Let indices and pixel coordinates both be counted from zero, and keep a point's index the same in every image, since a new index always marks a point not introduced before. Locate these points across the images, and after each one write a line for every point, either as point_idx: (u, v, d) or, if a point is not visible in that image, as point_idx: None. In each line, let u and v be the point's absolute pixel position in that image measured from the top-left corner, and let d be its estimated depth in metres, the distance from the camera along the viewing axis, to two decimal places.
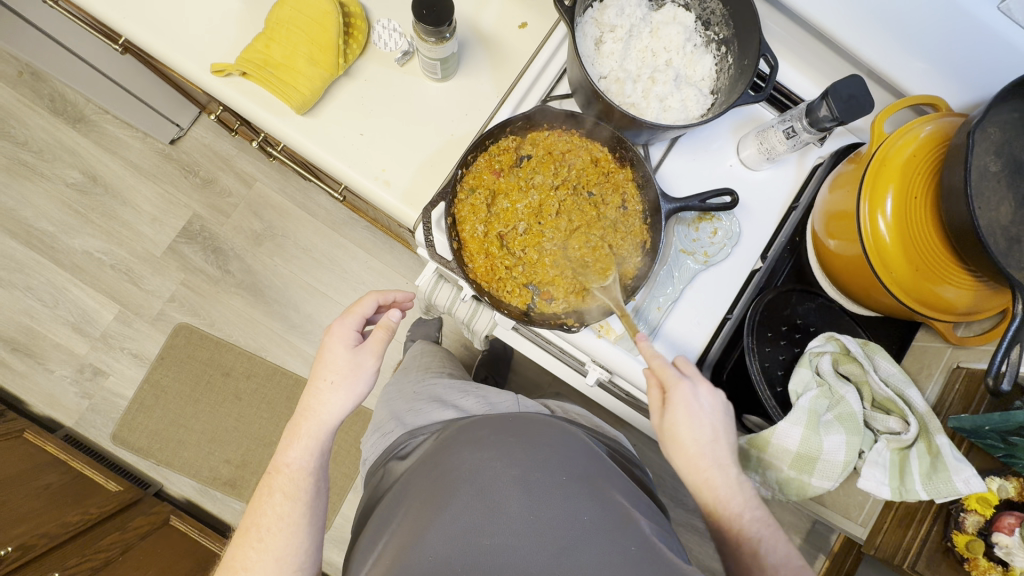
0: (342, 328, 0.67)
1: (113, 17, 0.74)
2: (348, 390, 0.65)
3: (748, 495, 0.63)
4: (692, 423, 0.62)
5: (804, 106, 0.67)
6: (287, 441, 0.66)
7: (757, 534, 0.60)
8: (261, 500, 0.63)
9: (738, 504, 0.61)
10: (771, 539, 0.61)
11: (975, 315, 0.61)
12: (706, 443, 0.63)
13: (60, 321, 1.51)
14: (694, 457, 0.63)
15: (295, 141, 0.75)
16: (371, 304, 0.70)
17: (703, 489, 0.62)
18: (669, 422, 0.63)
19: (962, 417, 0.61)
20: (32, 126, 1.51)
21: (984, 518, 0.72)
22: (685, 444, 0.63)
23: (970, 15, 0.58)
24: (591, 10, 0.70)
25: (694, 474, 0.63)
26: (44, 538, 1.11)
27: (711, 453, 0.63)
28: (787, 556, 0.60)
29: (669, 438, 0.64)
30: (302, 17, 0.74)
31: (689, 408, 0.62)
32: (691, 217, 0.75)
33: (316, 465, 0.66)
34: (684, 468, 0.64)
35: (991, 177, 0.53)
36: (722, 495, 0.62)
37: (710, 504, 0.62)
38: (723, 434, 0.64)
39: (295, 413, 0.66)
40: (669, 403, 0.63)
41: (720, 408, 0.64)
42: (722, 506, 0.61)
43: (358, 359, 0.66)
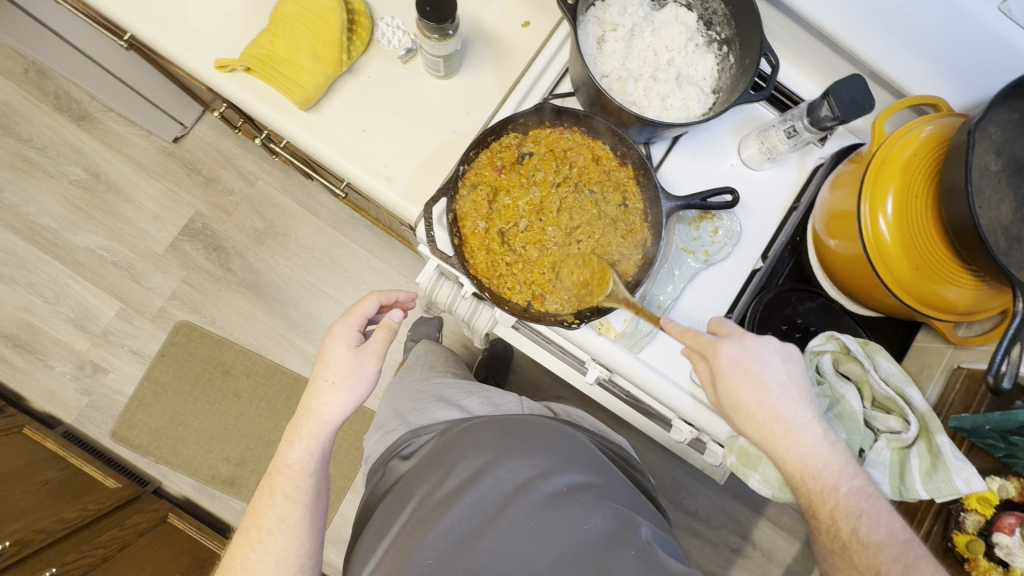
0: (343, 329, 0.66)
1: (118, 13, 0.75)
2: (348, 391, 0.63)
3: (841, 456, 0.59)
4: (750, 385, 0.60)
5: (805, 106, 0.67)
6: (288, 441, 0.65)
7: (854, 505, 0.56)
8: (261, 500, 0.63)
9: (831, 473, 0.57)
10: (872, 510, 0.56)
11: (976, 314, 0.61)
12: (773, 403, 0.59)
13: (61, 317, 1.51)
14: (766, 422, 0.59)
15: (298, 137, 0.75)
16: (374, 303, 0.69)
17: (788, 458, 0.58)
18: (725, 391, 0.61)
19: (962, 416, 0.63)
20: (37, 124, 1.52)
21: (985, 518, 0.67)
22: (753, 410, 0.60)
23: (970, 15, 0.59)
24: (594, 9, 0.71)
25: (774, 443, 0.59)
26: (43, 534, 1.11)
27: (786, 413, 0.59)
28: (892, 529, 0.56)
29: (733, 409, 0.61)
30: (305, 13, 0.74)
31: (741, 370, 0.60)
32: (691, 216, 0.75)
33: (316, 466, 0.64)
34: (759, 440, 0.60)
35: (991, 176, 0.54)
36: (809, 460, 0.58)
37: (801, 475, 0.58)
38: (793, 392, 0.60)
39: (296, 414, 0.65)
40: (719, 371, 0.61)
41: (782, 361, 0.61)
42: (812, 479, 0.57)
43: (358, 360, 0.64)
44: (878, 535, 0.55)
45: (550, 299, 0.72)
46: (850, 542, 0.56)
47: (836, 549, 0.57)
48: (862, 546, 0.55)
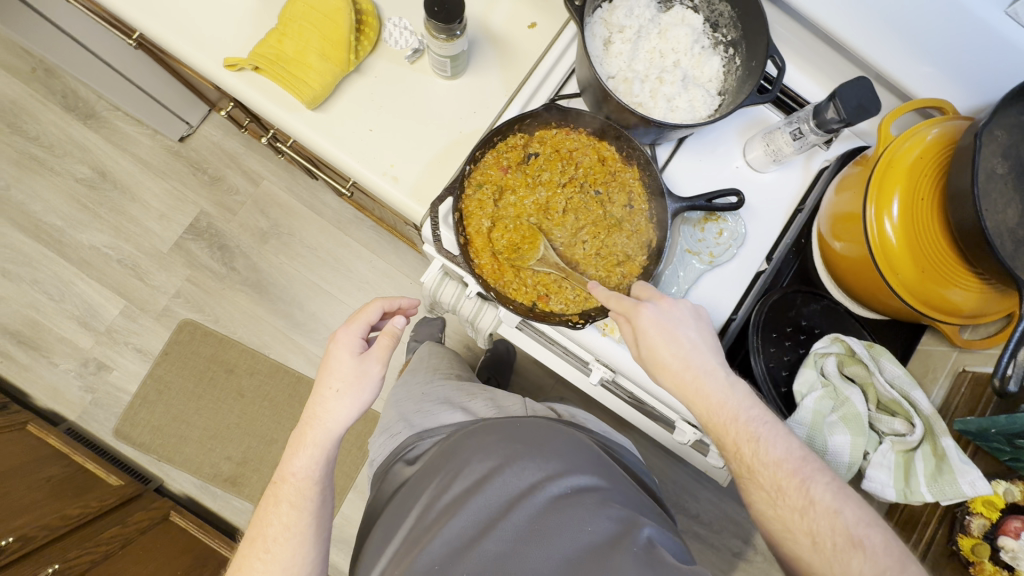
0: (347, 336, 0.66)
1: (128, 12, 0.75)
2: (353, 398, 0.64)
3: (743, 396, 0.59)
4: (665, 338, 0.60)
5: (811, 108, 0.67)
6: (293, 449, 0.64)
7: (756, 433, 0.57)
8: (266, 509, 0.63)
9: (732, 409, 0.58)
10: (775, 436, 0.57)
11: (982, 317, 0.61)
12: (685, 353, 0.60)
13: (65, 315, 1.52)
14: (682, 373, 0.60)
15: (305, 136, 0.76)
16: (377, 310, 0.68)
17: (699, 405, 0.59)
18: (646, 349, 0.61)
19: (967, 419, 0.63)
20: (44, 122, 1.53)
21: (990, 522, 0.66)
22: (666, 361, 0.60)
23: (977, 18, 0.59)
24: (600, 11, 0.72)
25: (682, 389, 0.60)
26: (46, 530, 1.11)
27: (695, 361, 0.60)
28: (791, 450, 0.56)
29: (651, 363, 0.62)
30: (314, 12, 0.74)
31: (658, 325, 0.61)
32: (697, 217, 0.75)
33: (320, 474, 0.64)
34: (675, 391, 0.61)
35: (998, 179, 0.54)
36: (716, 404, 0.58)
37: (707, 415, 0.59)
38: (701, 344, 0.61)
39: (301, 422, 0.65)
40: (636, 327, 0.61)
41: (689, 316, 0.62)
42: (717, 416, 0.58)
43: (362, 366, 0.64)
44: (776, 454, 0.56)
45: (555, 299, 0.73)
46: (754, 467, 0.56)
47: (742, 474, 0.58)
48: (762, 466, 0.56)
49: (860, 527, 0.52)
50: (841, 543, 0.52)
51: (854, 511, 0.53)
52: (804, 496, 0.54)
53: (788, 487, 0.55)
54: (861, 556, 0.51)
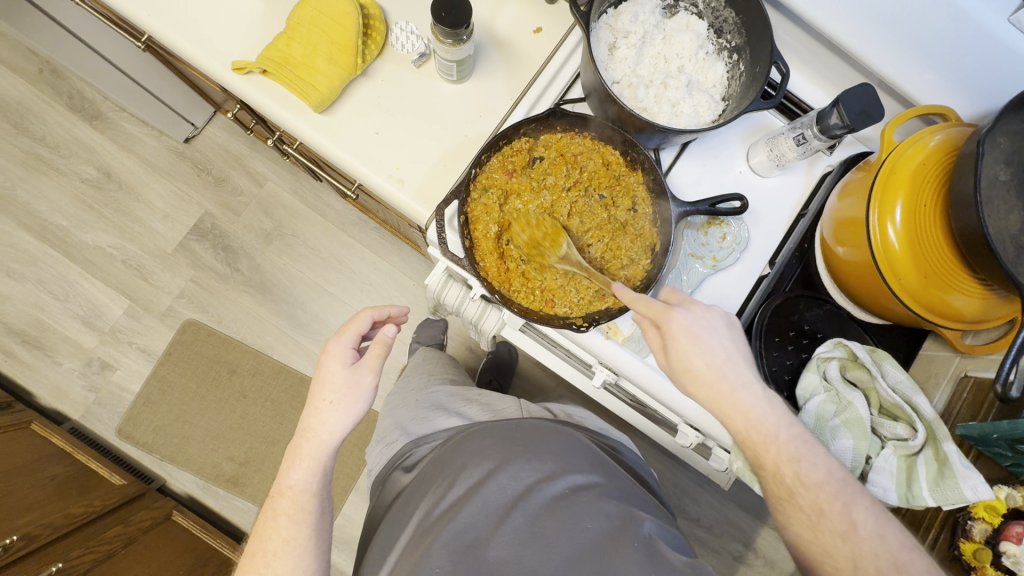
0: (338, 348, 0.67)
1: (138, 15, 0.76)
2: (347, 409, 0.64)
3: (781, 412, 0.59)
4: (699, 347, 0.60)
5: (815, 114, 0.67)
6: (288, 462, 0.64)
7: (796, 452, 0.57)
8: (265, 524, 0.62)
9: (771, 426, 0.58)
10: (813, 457, 0.57)
11: (985, 323, 0.61)
12: (719, 364, 0.60)
13: (70, 314, 1.52)
14: (715, 384, 0.59)
15: (312, 139, 0.76)
16: (367, 320, 0.69)
17: (735, 417, 0.58)
18: (676, 356, 0.61)
19: (969, 423, 0.63)
20: (50, 122, 1.54)
21: (992, 527, 0.65)
22: (699, 373, 0.60)
23: (980, 27, 0.59)
24: (605, 17, 0.73)
25: (718, 404, 0.59)
26: (49, 529, 1.12)
27: (730, 374, 0.59)
28: (831, 470, 0.56)
29: (683, 374, 0.61)
30: (321, 16, 0.75)
31: (691, 334, 0.60)
32: (700, 222, 0.76)
33: (318, 485, 0.64)
34: (708, 404, 0.60)
35: (1000, 185, 0.54)
36: (754, 418, 0.58)
37: (743, 430, 0.58)
38: (736, 355, 0.61)
39: (295, 436, 0.65)
40: (668, 337, 0.61)
41: (721, 325, 0.62)
42: (754, 431, 0.58)
43: (355, 377, 0.65)
44: (816, 476, 0.56)
45: (560, 302, 0.73)
46: (794, 487, 0.56)
47: (781, 495, 0.57)
48: (805, 488, 0.55)
49: (904, 553, 0.52)
50: (887, 567, 0.52)
51: (897, 535, 0.53)
52: (846, 520, 0.54)
53: (830, 509, 0.54)
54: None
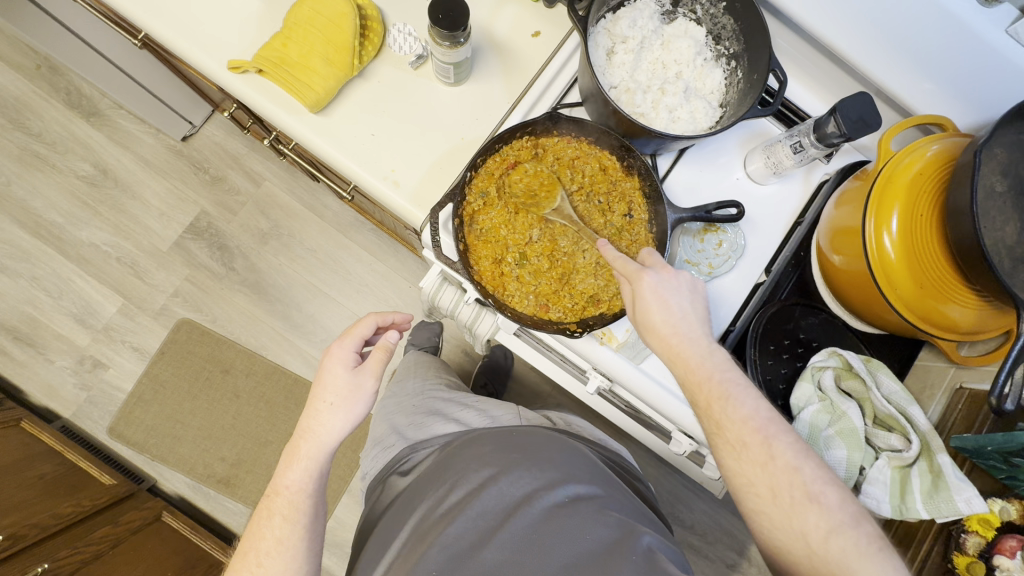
0: (341, 350, 0.66)
1: (135, 12, 0.76)
2: (347, 412, 0.63)
3: (722, 360, 0.59)
4: (658, 302, 0.60)
5: (812, 122, 0.67)
6: (285, 462, 0.63)
7: (726, 391, 0.57)
8: (260, 523, 0.61)
9: (707, 368, 0.58)
10: (746, 395, 0.57)
11: (980, 334, 0.61)
12: (675, 319, 0.60)
13: (62, 312, 1.52)
14: (668, 336, 0.60)
15: (307, 139, 0.76)
16: (371, 325, 0.68)
17: (676, 362, 0.59)
18: (638, 310, 0.62)
19: (964, 435, 0.62)
20: (47, 118, 1.53)
21: (986, 541, 0.64)
22: (657, 326, 0.61)
23: (977, 36, 0.59)
24: (604, 21, 0.72)
25: (667, 351, 0.60)
26: (36, 529, 1.10)
27: (683, 328, 0.60)
28: (758, 408, 0.56)
29: (644, 327, 0.62)
30: (319, 17, 0.75)
31: (653, 291, 0.61)
32: (697, 228, 0.75)
33: (313, 488, 0.63)
34: (663, 356, 0.61)
35: (997, 197, 0.54)
36: (693, 363, 0.59)
37: (684, 375, 0.59)
38: (692, 312, 0.61)
39: (294, 435, 0.64)
40: (636, 290, 0.62)
41: (684, 284, 0.62)
42: (693, 374, 0.58)
43: (357, 381, 0.65)
44: (741, 410, 0.55)
45: (554, 307, 0.73)
46: (722, 421, 0.56)
47: (711, 430, 0.57)
48: (730, 422, 0.55)
49: (817, 485, 0.52)
50: (799, 497, 0.52)
51: (813, 470, 0.53)
52: (765, 452, 0.54)
53: (752, 441, 0.54)
54: (817, 511, 0.51)
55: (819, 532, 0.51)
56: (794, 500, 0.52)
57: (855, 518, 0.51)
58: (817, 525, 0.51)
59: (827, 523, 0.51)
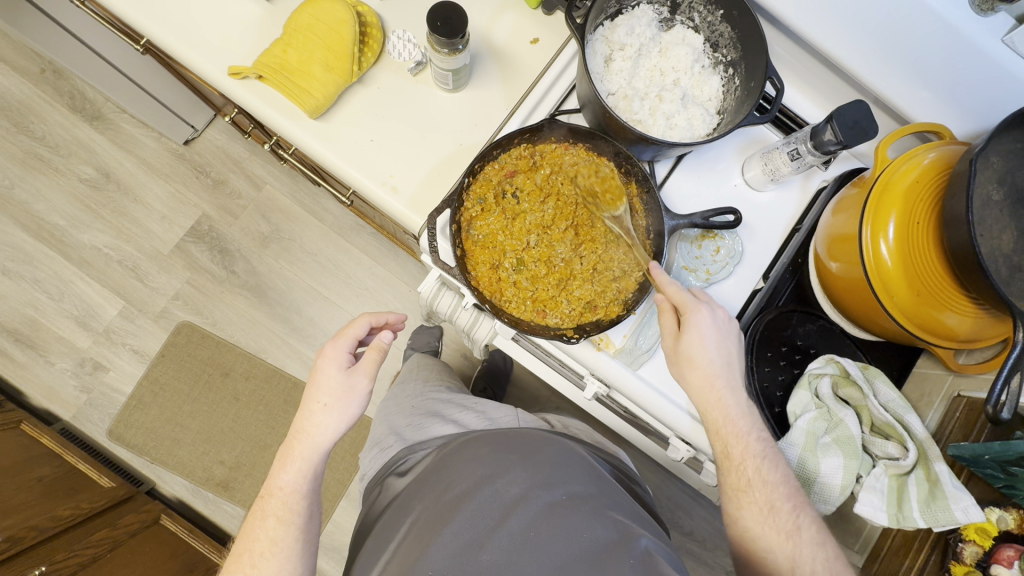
0: (334, 350, 0.67)
1: (137, 18, 0.76)
2: (340, 412, 0.64)
3: (756, 418, 0.64)
4: (708, 346, 0.63)
5: (809, 129, 0.67)
6: (279, 463, 0.63)
7: (759, 451, 0.61)
8: (253, 524, 0.61)
9: (744, 426, 0.62)
10: (776, 459, 0.62)
11: (976, 343, 0.61)
12: (720, 365, 0.64)
13: (64, 314, 1.52)
14: (710, 378, 0.63)
15: (306, 144, 0.76)
16: (364, 325, 0.69)
17: (714, 407, 0.63)
18: (682, 344, 0.64)
19: (962, 444, 0.63)
20: (50, 122, 1.54)
21: (983, 550, 0.63)
22: (700, 367, 0.63)
23: (974, 45, 0.59)
24: (602, 29, 0.73)
25: (705, 391, 0.63)
26: (33, 532, 1.10)
27: (724, 376, 0.64)
28: (786, 476, 0.61)
29: (682, 360, 0.65)
30: (319, 23, 0.75)
31: (704, 333, 0.64)
32: (694, 234, 0.76)
33: (308, 489, 0.63)
34: (695, 392, 0.64)
35: (993, 206, 0.54)
36: (732, 415, 0.63)
37: (718, 423, 0.63)
38: (734, 362, 0.65)
39: (287, 436, 0.64)
40: (686, 327, 0.64)
41: (732, 335, 0.66)
42: (727, 425, 0.62)
43: (350, 381, 0.65)
44: (771, 476, 0.60)
45: (551, 313, 0.73)
46: (752, 479, 0.60)
47: (737, 486, 0.61)
48: (762, 482, 0.60)
49: (834, 560, 0.58)
50: (821, 570, 0.57)
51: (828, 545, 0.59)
52: (793, 521, 0.59)
53: (781, 508, 0.59)
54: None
55: None
56: (815, 575, 0.57)
57: None
58: None
59: None
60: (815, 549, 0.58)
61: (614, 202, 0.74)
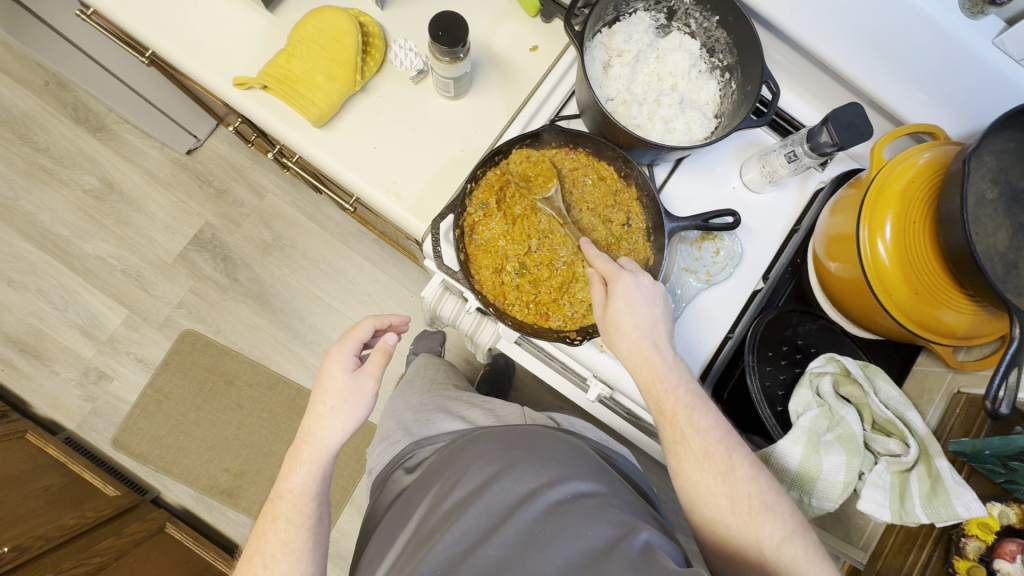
0: (340, 353, 0.67)
1: (142, 31, 0.78)
2: (348, 414, 0.64)
3: (686, 374, 0.62)
4: (631, 307, 0.63)
5: (805, 131, 0.69)
6: (289, 466, 0.64)
7: (690, 403, 0.59)
8: (264, 526, 0.62)
9: (673, 380, 0.60)
10: (709, 410, 0.59)
11: (975, 339, 0.62)
12: (646, 327, 0.63)
13: (69, 324, 1.53)
14: (636, 340, 0.63)
15: (311, 153, 0.78)
16: (368, 328, 0.70)
17: (643, 368, 0.62)
18: (609, 310, 0.64)
19: (962, 440, 0.63)
20: (54, 134, 1.56)
21: (985, 545, 0.63)
22: (626, 328, 0.63)
23: (965, 48, 0.60)
24: (600, 36, 0.74)
25: (632, 352, 0.63)
26: (40, 541, 1.11)
27: (652, 337, 0.63)
28: (718, 422, 0.59)
29: (611, 327, 0.65)
30: (322, 34, 0.77)
31: (628, 295, 0.64)
32: (694, 236, 0.78)
33: (317, 490, 0.64)
34: (626, 357, 0.63)
35: (988, 204, 0.55)
36: (660, 372, 0.61)
37: (649, 382, 0.61)
38: (662, 324, 0.64)
39: (296, 439, 0.65)
40: (612, 292, 0.65)
41: (659, 298, 0.65)
42: (657, 382, 0.61)
43: (356, 383, 0.65)
44: (704, 423, 0.58)
45: (554, 316, 0.74)
46: (686, 431, 0.58)
47: (674, 441, 0.59)
48: (694, 431, 0.57)
49: (772, 494, 0.55)
50: (757, 506, 0.54)
51: (766, 484, 0.55)
52: (727, 462, 0.56)
53: (715, 453, 0.56)
54: (772, 520, 0.53)
55: (773, 540, 0.53)
56: (751, 511, 0.54)
57: (802, 525, 0.54)
58: (771, 533, 0.53)
59: (781, 531, 0.53)
60: (749, 485, 0.55)
61: (543, 184, 0.73)
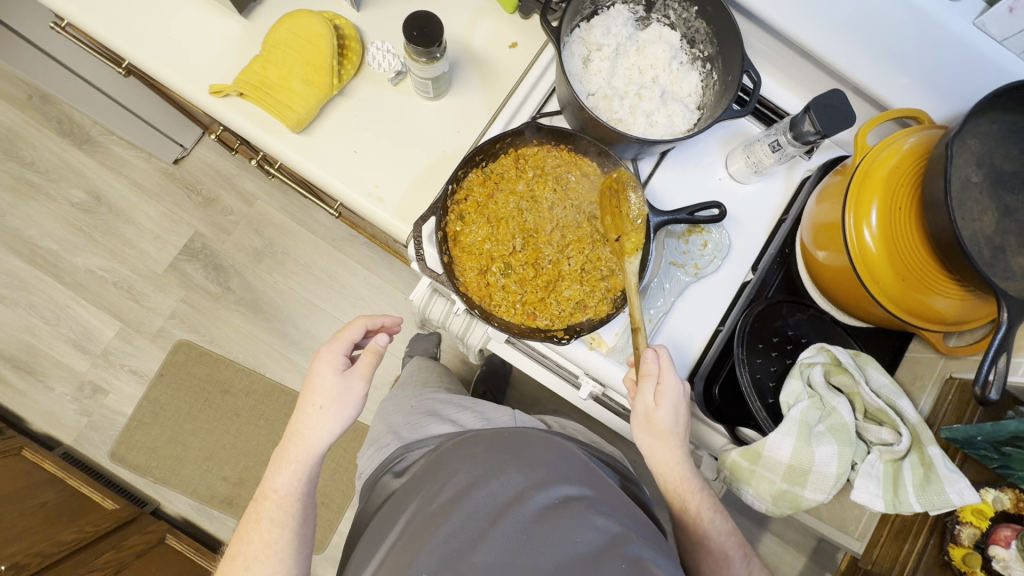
0: (330, 353, 0.66)
1: (116, 41, 0.77)
2: (335, 415, 0.64)
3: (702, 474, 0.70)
4: (678, 416, 0.66)
5: (788, 120, 0.68)
6: (275, 466, 0.64)
7: (709, 505, 0.69)
8: (248, 526, 0.62)
9: (697, 484, 0.69)
10: (723, 512, 0.70)
11: (966, 323, 0.61)
12: (681, 432, 0.67)
13: (62, 339, 1.52)
14: (673, 447, 0.67)
15: (291, 159, 0.77)
16: (359, 328, 0.69)
17: (674, 474, 0.68)
18: (659, 415, 0.65)
19: (954, 426, 0.62)
20: (39, 147, 1.55)
21: (980, 531, 0.71)
22: (668, 435, 0.67)
23: (945, 30, 0.59)
24: (578, 30, 0.73)
25: (664, 454, 0.68)
26: (39, 557, 1.11)
27: (682, 440, 0.68)
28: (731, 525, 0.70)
29: (650, 427, 0.67)
30: (297, 38, 0.76)
31: (677, 404, 0.66)
32: (681, 230, 0.77)
33: (303, 491, 0.64)
34: (659, 456, 0.68)
35: (973, 187, 0.54)
36: (689, 479, 0.68)
37: (678, 485, 0.68)
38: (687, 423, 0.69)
39: (284, 439, 0.65)
40: (664, 400, 0.65)
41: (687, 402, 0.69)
42: (687, 487, 0.68)
43: (346, 384, 0.65)
44: (722, 526, 0.69)
45: (541, 315, 0.73)
46: (709, 531, 0.68)
47: (695, 539, 0.69)
48: (718, 534, 0.68)
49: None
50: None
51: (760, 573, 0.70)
52: (743, 564, 0.69)
53: (734, 555, 0.68)
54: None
55: None
56: None
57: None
58: None
59: None
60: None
61: (629, 253, 0.69)
